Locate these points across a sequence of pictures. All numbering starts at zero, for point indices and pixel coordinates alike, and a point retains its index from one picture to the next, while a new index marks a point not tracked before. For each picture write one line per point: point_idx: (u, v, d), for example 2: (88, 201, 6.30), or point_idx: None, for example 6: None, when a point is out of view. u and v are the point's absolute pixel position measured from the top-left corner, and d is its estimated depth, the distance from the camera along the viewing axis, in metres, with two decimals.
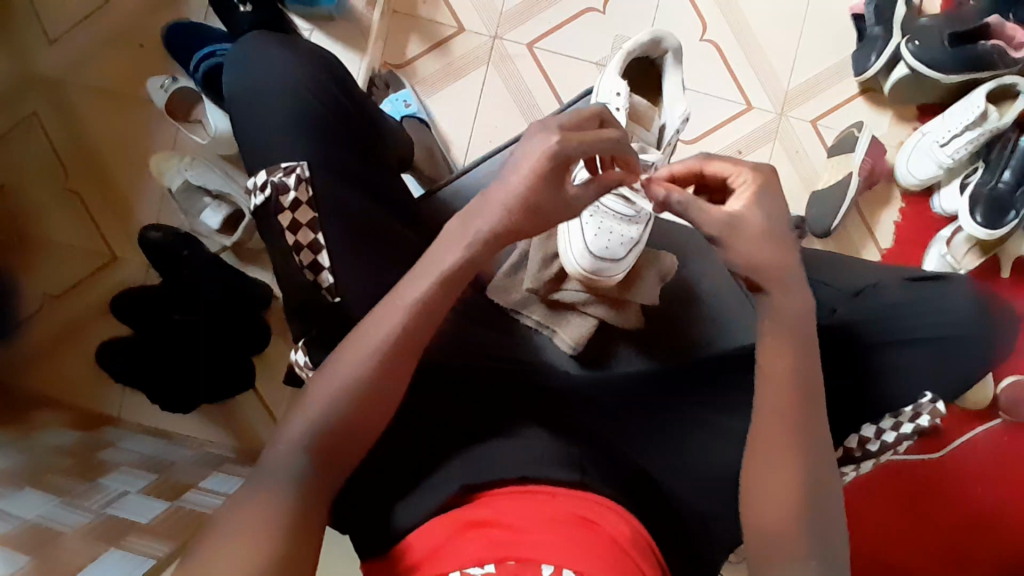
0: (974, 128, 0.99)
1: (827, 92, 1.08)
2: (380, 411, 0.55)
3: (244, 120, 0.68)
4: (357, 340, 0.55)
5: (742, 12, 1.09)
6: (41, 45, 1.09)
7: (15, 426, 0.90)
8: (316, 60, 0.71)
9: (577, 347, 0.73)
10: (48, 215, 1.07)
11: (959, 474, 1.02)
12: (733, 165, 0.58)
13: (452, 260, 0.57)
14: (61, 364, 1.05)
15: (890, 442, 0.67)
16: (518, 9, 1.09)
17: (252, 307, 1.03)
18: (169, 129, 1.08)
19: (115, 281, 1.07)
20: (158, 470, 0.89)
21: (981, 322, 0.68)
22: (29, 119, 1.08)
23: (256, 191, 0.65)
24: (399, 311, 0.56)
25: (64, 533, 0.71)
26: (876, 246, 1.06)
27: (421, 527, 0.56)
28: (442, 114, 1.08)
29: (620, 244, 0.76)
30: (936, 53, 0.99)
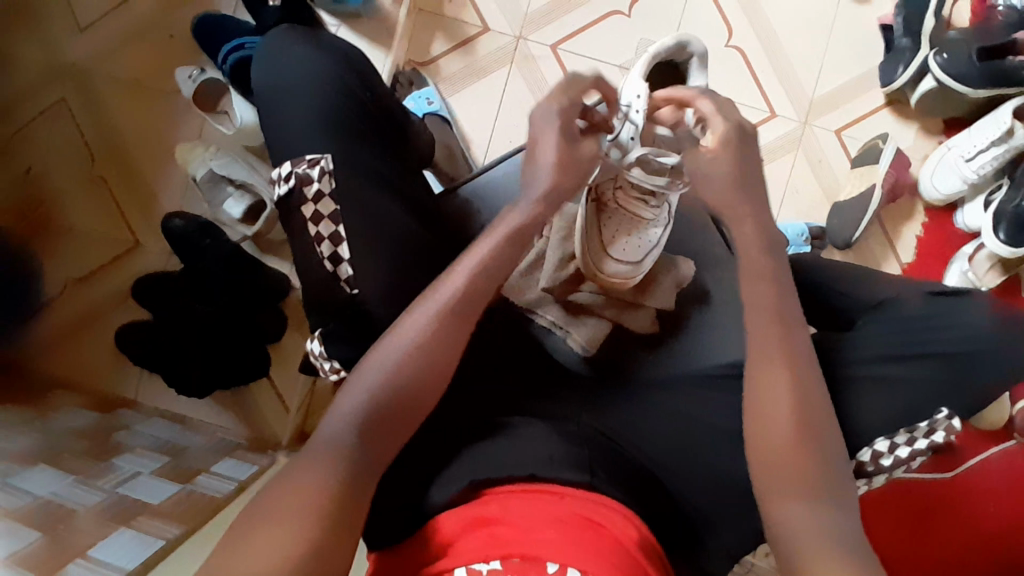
0: (999, 144, 0.96)
1: (852, 103, 1.08)
2: (399, 414, 0.55)
3: (269, 114, 0.69)
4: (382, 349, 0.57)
5: (768, 20, 1.08)
6: (74, 32, 1.11)
7: (35, 405, 0.92)
8: (339, 56, 0.72)
9: (589, 349, 0.74)
10: (73, 199, 1.09)
11: (973, 493, 1.00)
12: (717, 110, 0.65)
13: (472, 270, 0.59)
14: (82, 346, 1.07)
15: (904, 457, 0.66)
16: (543, 10, 1.09)
17: (272, 296, 1.04)
18: (196, 118, 1.09)
19: (137, 267, 1.08)
20: (172, 454, 0.91)
21: (1004, 340, 0.67)
22: (60, 104, 1.10)
23: (279, 182, 0.66)
24: (423, 320, 0.57)
25: (77, 511, 0.72)
26: (897, 261, 1.05)
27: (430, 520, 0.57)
28: (464, 112, 1.08)
29: (636, 249, 0.76)
30: (963, 66, 0.97)
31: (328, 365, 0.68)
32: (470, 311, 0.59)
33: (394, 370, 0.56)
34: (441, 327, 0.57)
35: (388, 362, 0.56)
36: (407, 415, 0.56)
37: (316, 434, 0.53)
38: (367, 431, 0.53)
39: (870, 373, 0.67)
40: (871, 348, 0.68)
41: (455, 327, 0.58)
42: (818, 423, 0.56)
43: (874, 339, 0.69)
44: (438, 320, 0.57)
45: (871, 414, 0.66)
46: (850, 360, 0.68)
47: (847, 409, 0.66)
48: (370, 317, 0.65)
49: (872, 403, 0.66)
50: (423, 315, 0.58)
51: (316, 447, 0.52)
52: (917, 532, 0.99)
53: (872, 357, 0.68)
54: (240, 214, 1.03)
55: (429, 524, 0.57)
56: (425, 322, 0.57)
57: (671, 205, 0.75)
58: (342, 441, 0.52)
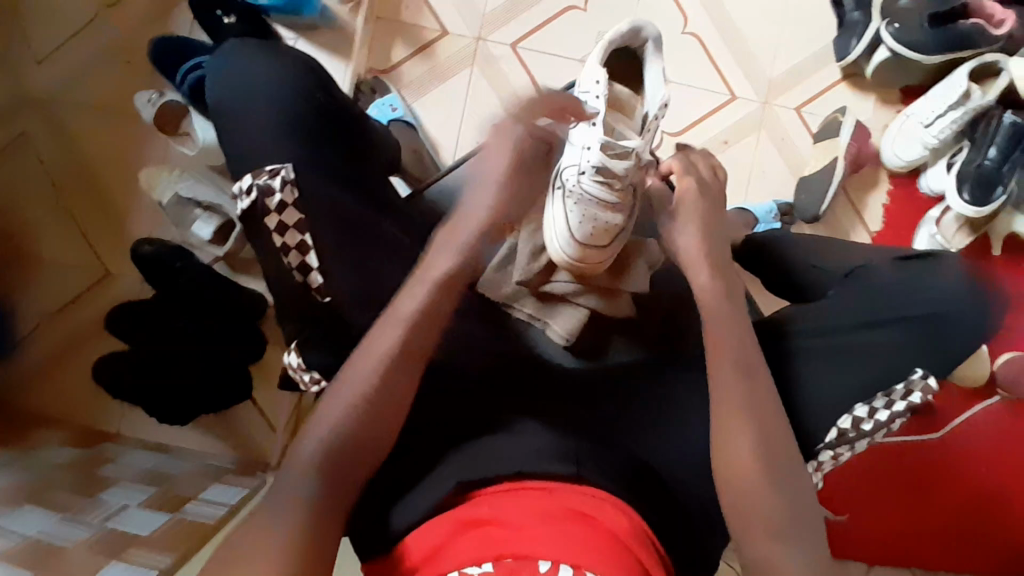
0: (957, 107, 0.98)
1: (811, 79, 1.09)
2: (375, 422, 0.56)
3: (229, 129, 0.69)
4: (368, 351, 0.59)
5: (723, 4, 1.10)
6: (29, 66, 1.10)
7: (15, 446, 0.90)
8: (296, 64, 0.71)
9: (570, 337, 0.74)
10: (41, 233, 1.08)
11: (959, 453, 1.02)
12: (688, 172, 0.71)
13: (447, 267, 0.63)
14: (59, 383, 1.05)
15: (884, 421, 0.65)
16: (500, 9, 1.10)
17: (248, 315, 1.03)
18: (159, 143, 1.08)
19: (109, 296, 1.07)
20: (159, 483, 0.89)
21: (970, 299, 0.69)
22: (19, 139, 1.09)
23: (241, 195, 0.65)
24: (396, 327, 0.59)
25: (65, 547, 0.71)
26: (865, 230, 1.06)
27: (418, 529, 0.56)
28: (429, 117, 1.08)
29: (604, 234, 0.75)
30: (915, 34, 1.00)
31: (308, 377, 0.66)
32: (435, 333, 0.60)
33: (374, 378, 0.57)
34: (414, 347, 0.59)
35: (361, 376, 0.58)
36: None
37: None
38: None
39: (841, 340, 0.68)
40: (841, 315, 0.69)
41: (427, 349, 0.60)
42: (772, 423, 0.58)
43: (846, 306, 0.69)
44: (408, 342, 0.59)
45: (848, 380, 0.67)
46: (825, 329, 0.69)
47: (826, 377, 0.67)
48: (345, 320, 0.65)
49: (849, 371, 0.67)
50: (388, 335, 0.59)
51: None
52: (904, 498, 1.01)
53: (846, 324, 0.69)
54: (209, 235, 1.01)
55: (421, 530, 0.56)
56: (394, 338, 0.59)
57: (636, 186, 0.75)
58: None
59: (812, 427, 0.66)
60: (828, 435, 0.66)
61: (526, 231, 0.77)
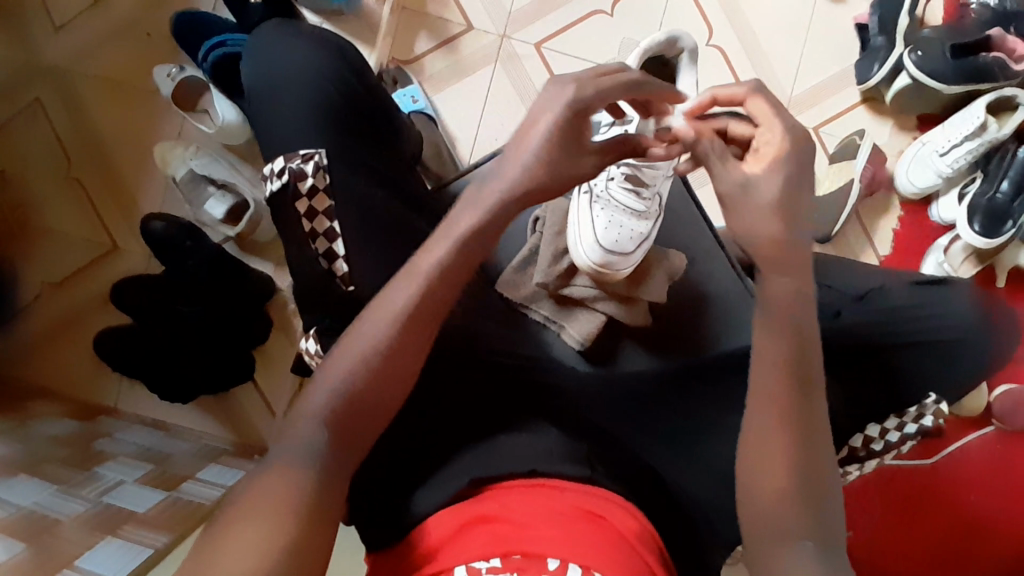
0: (972, 139, 1.00)
1: (829, 100, 1.10)
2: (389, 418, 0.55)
3: (260, 109, 0.69)
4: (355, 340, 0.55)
5: (749, 19, 1.10)
6: (45, 32, 1.08)
7: (11, 415, 0.89)
8: (332, 48, 0.71)
9: (586, 343, 0.73)
10: (48, 202, 1.06)
11: (954, 480, 1.03)
12: (770, 112, 0.56)
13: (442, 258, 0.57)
14: (57, 354, 1.03)
15: (894, 442, 0.71)
16: (526, 9, 1.10)
17: (255, 298, 1.02)
18: (175, 118, 1.07)
19: (114, 270, 1.06)
20: (155, 461, 0.88)
21: (982, 326, 0.69)
22: (31, 105, 1.07)
23: (273, 177, 0.65)
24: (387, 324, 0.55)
25: (61, 520, 0.70)
26: (875, 254, 1.08)
27: (434, 516, 0.57)
28: (448, 111, 1.08)
29: (630, 239, 0.75)
30: (937, 63, 1.01)
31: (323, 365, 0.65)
32: (426, 313, 0.56)
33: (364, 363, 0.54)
34: (407, 326, 0.55)
35: (344, 368, 0.54)
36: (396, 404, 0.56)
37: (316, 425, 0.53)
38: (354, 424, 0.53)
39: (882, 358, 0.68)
40: (877, 333, 0.69)
41: (417, 321, 0.56)
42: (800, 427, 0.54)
43: (889, 329, 0.69)
44: (399, 318, 0.55)
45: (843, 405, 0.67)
46: (869, 346, 0.69)
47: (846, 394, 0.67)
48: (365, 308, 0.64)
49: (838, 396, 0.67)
50: (373, 327, 0.55)
51: (311, 449, 0.51)
52: (898, 522, 1.02)
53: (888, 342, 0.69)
54: (221, 215, 1.00)
55: (433, 521, 0.56)
56: (384, 324, 0.55)
57: (660, 195, 0.77)
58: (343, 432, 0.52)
59: None
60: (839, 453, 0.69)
61: (549, 235, 0.78)
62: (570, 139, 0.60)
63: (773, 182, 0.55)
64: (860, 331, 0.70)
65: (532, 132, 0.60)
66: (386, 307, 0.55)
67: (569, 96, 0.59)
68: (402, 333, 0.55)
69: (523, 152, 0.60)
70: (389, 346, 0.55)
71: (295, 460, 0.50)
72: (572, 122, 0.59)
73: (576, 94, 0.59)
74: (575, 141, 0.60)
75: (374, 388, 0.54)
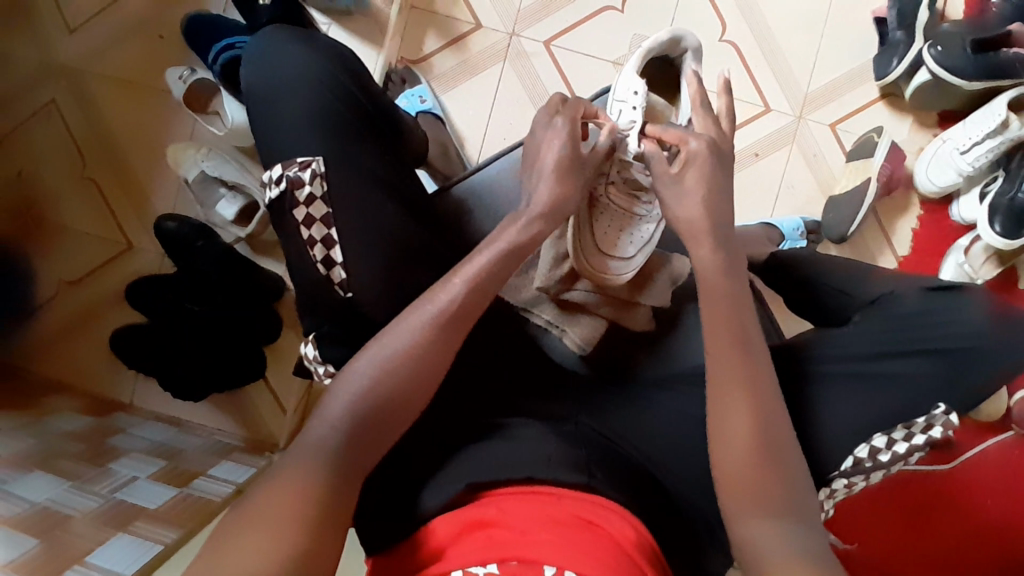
0: (995, 136, 0.96)
1: (846, 96, 1.07)
2: (386, 426, 0.55)
3: (262, 115, 0.69)
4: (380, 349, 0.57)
5: (763, 13, 1.08)
6: (62, 34, 1.10)
7: (29, 410, 0.92)
8: (333, 54, 0.71)
9: (586, 347, 0.75)
10: (66, 202, 1.09)
11: (972, 487, 1.01)
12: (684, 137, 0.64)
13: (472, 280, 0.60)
14: (75, 351, 1.06)
15: (902, 453, 0.66)
16: (535, 6, 1.09)
17: (265, 297, 1.03)
18: (187, 120, 1.09)
19: (130, 268, 1.08)
20: (167, 457, 0.90)
21: (997, 335, 0.67)
22: (49, 107, 1.09)
23: (271, 185, 0.66)
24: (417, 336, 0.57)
25: (73, 516, 0.72)
26: (893, 254, 1.05)
27: (444, 513, 0.57)
28: (456, 110, 1.08)
29: (630, 243, 0.76)
30: (957, 59, 0.97)
31: (322, 369, 0.67)
32: (462, 315, 0.59)
33: (393, 359, 0.56)
34: (442, 326, 0.58)
35: (378, 363, 0.56)
36: (400, 408, 0.56)
37: (311, 433, 0.53)
38: (348, 431, 0.53)
39: (836, 369, 0.68)
40: (837, 345, 0.69)
41: (454, 321, 0.58)
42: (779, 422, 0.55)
43: (848, 341, 0.69)
44: (436, 317, 0.58)
45: (843, 413, 0.66)
46: (822, 355, 0.69)
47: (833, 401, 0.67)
48: (364, 313, 0.66)
49: (840, 406, 0.66)
50: (408, 327, 0.58)
51: (305, 452, 0.52)
52: (914, 529, 1.00)
53: (848, 354, 0.69)
54: (232, 216, 1.02)
55: (435, 524, 0.56)
56: (421, 325, 0.58)
57: None
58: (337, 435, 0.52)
59: (827, 454, 0.66)
60: (843, 463, 0.66)
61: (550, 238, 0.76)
62: (573, 159, 0.66)
63: (698, 173, 0.63)
64: (829, 342, 0.70)
65: (541, 159, 0.66)
66: (424, 308, 0.58)
67: (562, 126, 0.66)
68: (437, 332, 0.58)
69: (539, 178, 0.66)
70: (421, 344, 0.57)
71: (288, 465, 0.51)
72: (573, 145, 0.66)
73: (566, 121, 0.66)
74: (577, 159, 0.66)
75: (374, 399, 0.55)
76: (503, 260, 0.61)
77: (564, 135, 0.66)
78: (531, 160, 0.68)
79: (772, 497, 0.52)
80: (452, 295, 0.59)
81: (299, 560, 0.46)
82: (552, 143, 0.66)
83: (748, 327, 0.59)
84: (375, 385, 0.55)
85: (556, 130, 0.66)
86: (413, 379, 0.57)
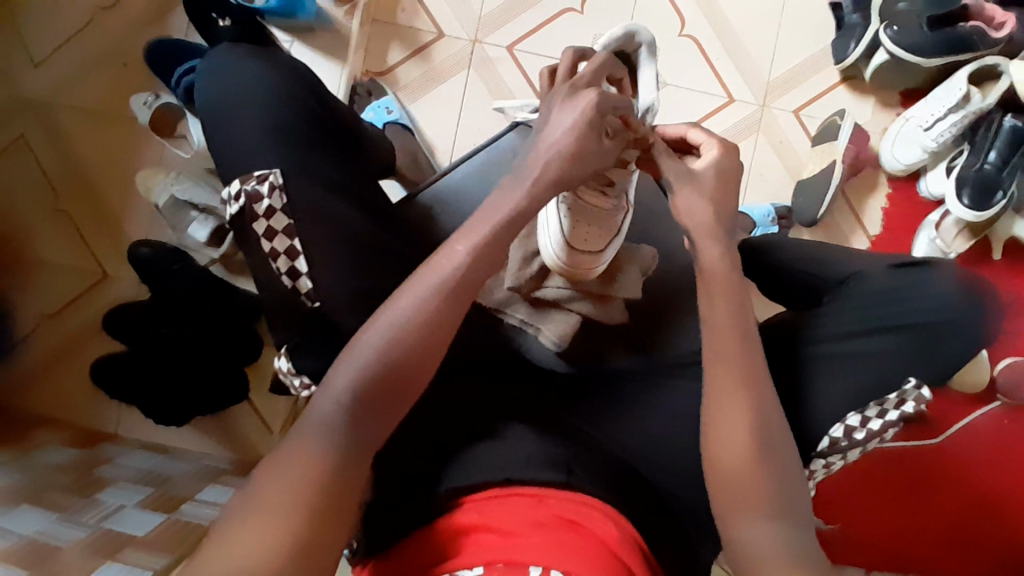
0: (957, 111, 0.97)
1: (808, 82, 1.09)
2: None
3: (218, 130, 0.69)
4: (360, 351, 0.54)
5: (721, 6, 1.09)
6: (25, 69, 1.10)
7: (13, 447, 0.91)
8: (289, 69, 0.72)
9: (561, 343, 0.74)
10: (39, 235, 1.08)
11: (958, 459, 1.02)
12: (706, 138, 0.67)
13: (450, 271, 0.56)
14: (57, 385, 1.05)
15: (877, 430, 0.66)
16: (496, 13, 1.10)
17: (244, 317, 1.03)
18: (155, 145, 1.09)
19: (107, 298, 1.07)
20: (156, 485, 0.89)
21: (965, 307, 0.68)
22: (15, 142, 1.09)
23: (230, 201, 0.66)
24: (391, 344, 0.54)
25: (63, 546, 0.70)
26: (865, 234, 1.06)
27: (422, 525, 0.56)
28: (425, 119, 1.08)
29: (599, 238, 0.74)
30: (915, 37, 0.99)
31: (298, 381, 0.67)
32: (469, 285, 0.56)
33: (389, 343, 0.54)
34: (445, 299, 0.55)
35: (361, 373, 0.53)
36: (396, 407, 0.54)
37: None
38: None
39: (826, 348, 0.68)
40: (815, 327, 0.69)
41: (454, 299, 0.56)
42: (768, 402, 0.56)
43: (842, 312, 0.69)
44: (436, 292, 0.55)
45: (839, 392, 0.66)
46: (808, 338, 0.69)
47: (829, 380, 0.67)
48: (336, 326, 0.66)
49: (831, 383, 0.67)
50: (384, 336, 0.54)
51: None
52: (906, 509, 1.01)
53: (842, 328, 0.68)
54: (205, 238, 1.02)
55: (419, 529, 0.55)
56: (395, 329, 0.54)
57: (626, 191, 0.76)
58: (322, 436, 0.51)
59: (807, 432, 0.66)
60: (820, 443, 0.66)
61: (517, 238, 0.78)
62: (592, 139, 0.62)
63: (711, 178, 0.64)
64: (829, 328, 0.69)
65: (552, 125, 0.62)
66: (426, 280, 0.56)
67: None
68: (438, 306, 0.55)
69: None
70: (416, 328, 0.54)
71: None
72: None
73: None
74: (596, 141, 0.62)
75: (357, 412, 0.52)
76: (495, 240, 0.58)
77: (589, 113, 0.61)
78: (539, 129, 0.63)
79: (754, 490, 0.53)
80: (455, 263, 0.56)
81: (298, 559, 0.45)
82: (570, 118, 0.62)
83: (721, 315, 0.59)
84: (369, 386, 0.53)
85: (582, 103, 0.62)
86: (409, 362, 0.54)
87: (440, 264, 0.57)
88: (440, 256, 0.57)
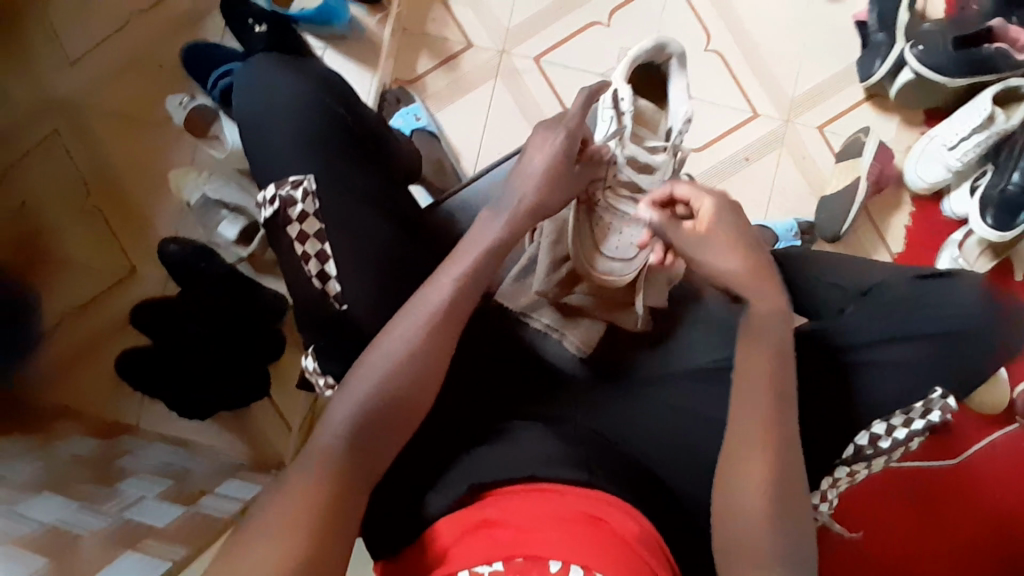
0: (982, 130, 0.98)
1: (832, 98, 1.10)
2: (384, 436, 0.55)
3: (257, 132, 0.71)
4: (363, 375, 0.56)
5: (747, 22, 1.11)
6: (65, 69, 1.13)
7: (37, 433, 0.91)
8: (324, 75, 0.74)
9: (585, 349, 0.74)
10: (71, 230, 1.11)
11: (977, 480, 1.01)
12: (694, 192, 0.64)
13: (440, 300, 0.59)
14: (82, 377, 1.07)
15: (903, 439, 0.67)
16: (524, 25, 1.12)
17: (270, 315, 1.05)
18: (188, 146, 1.12)
19: (135, 294, 1.10)
20: (175, 478, 0.90)
21: (986, 317, 0.68)
22: (53, 139, 1.12)
23: (265, 204, 0.68)
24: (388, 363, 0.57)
25: (83, 535, 0.71)
26: (888, 251, 1.06)
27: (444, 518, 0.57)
28: (451, 127, 1.10)
29: (631, 245, 0.79)
30: (939, 57, 1.00)
31: (323, 381, 0.69)
32: (457, 313, 0.60)
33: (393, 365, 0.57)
34: (433, 326, 0.58)
35: (365, 395, 0.55)
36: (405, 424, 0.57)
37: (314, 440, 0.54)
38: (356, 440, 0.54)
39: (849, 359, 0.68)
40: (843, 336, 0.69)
41: (447, 320, 0.59)
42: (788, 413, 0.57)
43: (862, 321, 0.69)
44: (429, 319, 0.59)
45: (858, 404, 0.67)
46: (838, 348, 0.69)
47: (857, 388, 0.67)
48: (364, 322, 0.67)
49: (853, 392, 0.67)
50: (386, 359, 0.57)
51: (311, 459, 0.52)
52: (924, 527, 1.00)
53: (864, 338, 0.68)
54: (234, 236, 1.04)
55: (443, 519, 0.56)
56: (396, 354, 0.57)
57: None
58: None
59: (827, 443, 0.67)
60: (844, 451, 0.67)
61: (547, 242, 0.75)
62: (565, 173, 0.68)
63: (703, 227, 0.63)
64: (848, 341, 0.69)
65: (526, 164, 0.68)
66: (415, 311, 0.59)
67: None
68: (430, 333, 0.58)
69: None
70: (413, 354, 0.57)
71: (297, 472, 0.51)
72: None
73: None
74: (569, 168, 0.68)
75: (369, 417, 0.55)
76: None
77: (556, 154, 0.68)
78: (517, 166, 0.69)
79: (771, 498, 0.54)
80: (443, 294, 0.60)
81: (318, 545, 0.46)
82: (544, 158, 0.68)
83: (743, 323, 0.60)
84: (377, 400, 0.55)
85: (549, 146, 0.68)
86: (413, 382, 0.57)
87: (424, 300, 0.60)
88: (423, 296, 0.60)
